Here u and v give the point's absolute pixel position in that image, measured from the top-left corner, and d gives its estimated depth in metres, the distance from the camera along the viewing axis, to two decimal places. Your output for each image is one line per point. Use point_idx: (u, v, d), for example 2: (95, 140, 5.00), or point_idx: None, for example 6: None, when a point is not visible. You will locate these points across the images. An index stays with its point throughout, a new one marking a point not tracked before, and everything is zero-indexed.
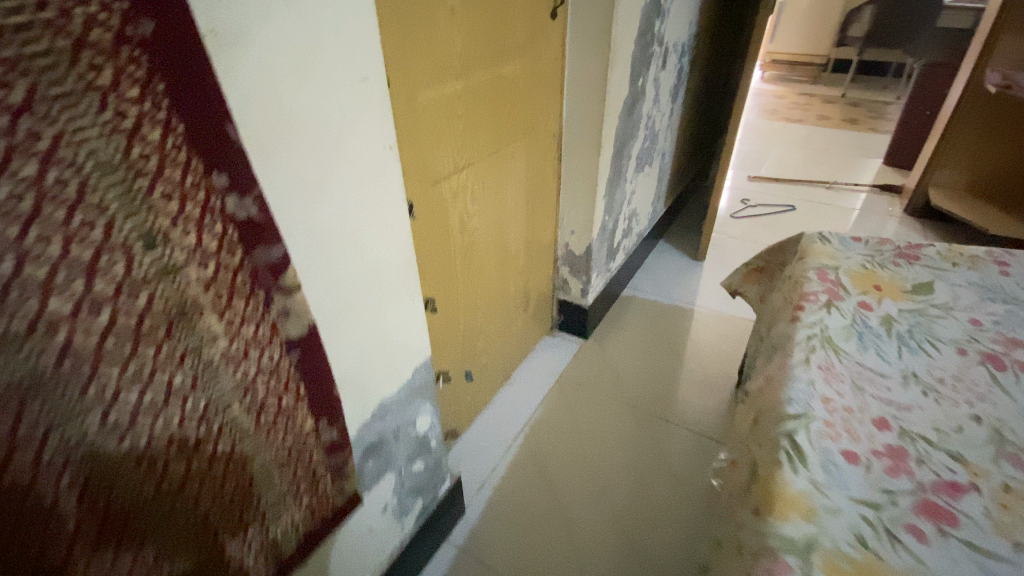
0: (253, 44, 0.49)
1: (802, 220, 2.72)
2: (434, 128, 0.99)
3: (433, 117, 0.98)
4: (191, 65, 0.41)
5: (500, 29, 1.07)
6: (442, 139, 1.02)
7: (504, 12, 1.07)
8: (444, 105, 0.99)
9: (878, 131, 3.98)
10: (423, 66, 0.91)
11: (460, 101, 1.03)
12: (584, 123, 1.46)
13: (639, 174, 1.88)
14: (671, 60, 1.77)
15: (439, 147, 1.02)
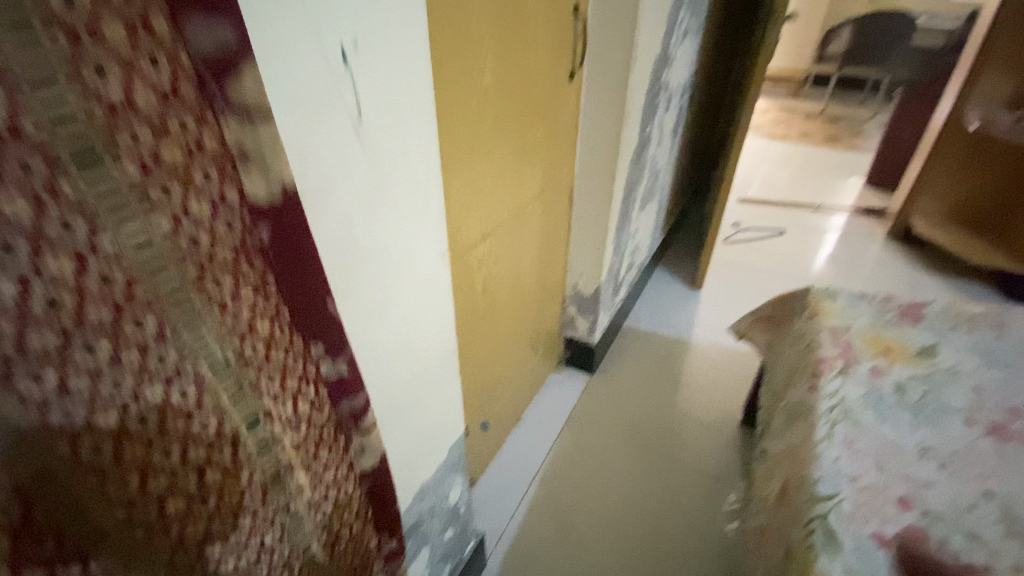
0: (335, 199, 0.49)
1: (791, 244, 2.80)
2: (464, 202, 0.99)
3: (464, 193, 0.98)
4: (300, 255, 0.41)
5: (524, 96, 1.08)
6: (471, 210, 1.03)
7: (529, 80, 1.08)
8: (474, 179, 1.00)
9: (858, 149, 4.12)
10: (456, 147, 0.91)
11: (487, 172, 1.04)
12: (597, 173, 1.48)
13: (642, 212, 1.92)
14: (674, 101, 1.81)
15: (467, 218, 1.03)
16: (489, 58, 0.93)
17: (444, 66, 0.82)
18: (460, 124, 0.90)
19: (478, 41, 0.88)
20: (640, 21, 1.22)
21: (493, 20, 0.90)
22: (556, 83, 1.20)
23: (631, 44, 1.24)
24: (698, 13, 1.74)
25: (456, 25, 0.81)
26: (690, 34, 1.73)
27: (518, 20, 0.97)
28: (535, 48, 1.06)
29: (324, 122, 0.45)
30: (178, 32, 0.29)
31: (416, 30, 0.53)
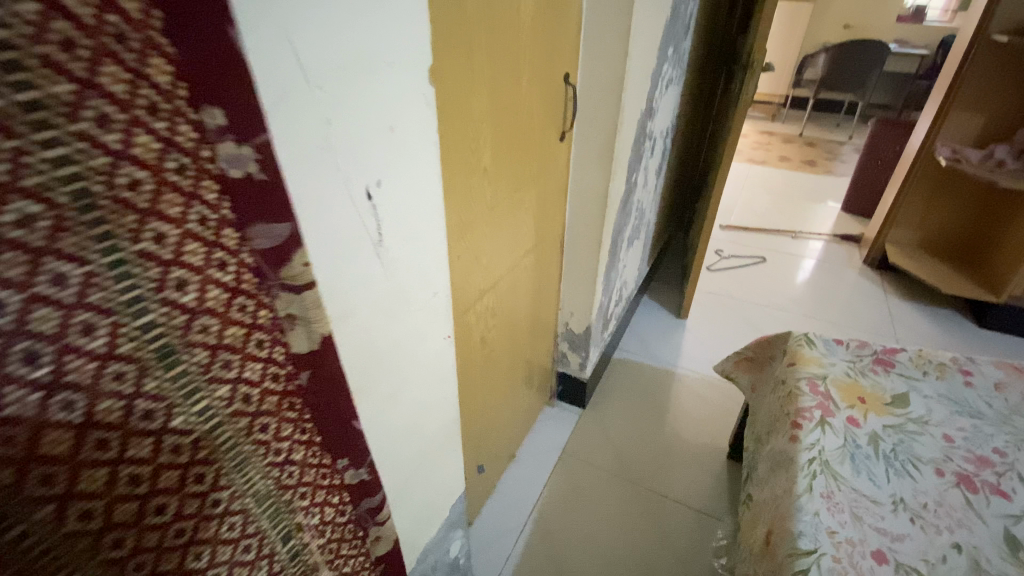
0: (356, 317, 0.53)
1: (773, 271, 2.90)
2: (464, 268, 1.04)
3: (464, 260, 1.03)
4: (331, 387, 0.46)
5: (518, 161, 1.14)
6: (470, 275, 1.07)
7: (523, 146, 1.14)
8: (474, 246, 1.05)
9: (834, 173, 4.28)
10: (459, 219, 0.96)
11: (485, 238, 1.09)
12: (587, 220, 1.54)
13: (630, 249, 1.99)
14: (658, 146, 1.90)
15: (467, 282, 1.07)
16: (488, 135, 0.98)
17: (447, 151, 0.87)
18: (462, 198, 0.95)
19: (478, 122, 0.94)
20: (627, 86, 1.29)
21: (491, 100, 0.96)
22: (547, 143, 1.26)
23: (619, 106, 1.31)
24: (680, 64, 1.83)
25: (459, 113, 0.87)
26: (673, 84, 1.82)
27: (513, 96, 1.04)
28: (528, 117, 1.12)
29: (354, 255, 0.50)
30: (244, 238, 0.36)
31: (431, 153, 0.59)
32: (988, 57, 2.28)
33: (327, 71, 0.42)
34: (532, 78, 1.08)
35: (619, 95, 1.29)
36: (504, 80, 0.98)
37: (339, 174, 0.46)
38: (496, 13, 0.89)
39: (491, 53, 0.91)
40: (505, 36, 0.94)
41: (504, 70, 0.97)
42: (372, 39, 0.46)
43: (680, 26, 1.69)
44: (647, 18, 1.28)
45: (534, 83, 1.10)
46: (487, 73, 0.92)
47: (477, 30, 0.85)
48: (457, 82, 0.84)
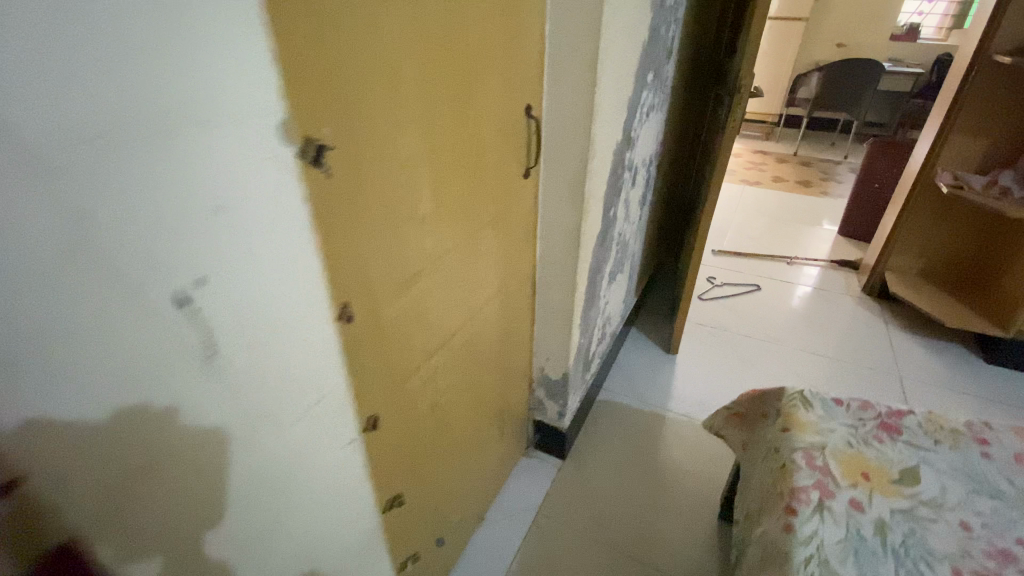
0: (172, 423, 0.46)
1: (768, 300, 2.75)
2: (403, 331, 0.89)
3: (403, 323, 0.88)
4: None
5: (471, 206, 1.01)
6: (412, 337, 0.93)
7: (477, 189, 1.01)
8: (415, 305, 0.90)
9: (830, 194, 4.17)
10: (392, 279, 0.82)
11: (431, 295, 0.95)
12: (560, 261, 1.41)
13: (612, 284, 1.85)
14: (640, 176, 1.77)
15: (408, 346, 0.92)
16: (429, 180, 0.85)
17: (374, 205, 0.73)
18: (396, 255, 0.81)
19: (415, 166, 0.80)
20: (597, 118, 1.17)
21: (432, 140, 0.83)
22: (508, 181, 1.13)
23: (589, 140, 1.19)
24: (662, 89, 1.72)
25: (386, 158, 0.73)
26: (655, 110, 1.71)
27: (462, 134, 0.91)
28: (482, 156, 0.99)
29: (152, 351, 0.42)
30: None
31: (279, 218, 0.53)
32: (988, 80, 2.18)
33: (99, 143, 0.36)
34: (484, 113, 0.96)
35: (588, 129, 1.17)
36: (449, 118, 0.85)
37: (108, 269, 0.38)
38: (430, 43, 0.76)
39: (428, 88, 0.78)
40: (445, 67, 0.81)
41: (444, 107, 0.84)
42: (183, 112, 0.41)
43: (660, 50, 1.57)
44: (618, 44, 1.16)
45: (488, 120, 0.97)
46: (423, 110, 0.79)
47: (404, 62, 0.72)
48: (380, 124, 0.70)
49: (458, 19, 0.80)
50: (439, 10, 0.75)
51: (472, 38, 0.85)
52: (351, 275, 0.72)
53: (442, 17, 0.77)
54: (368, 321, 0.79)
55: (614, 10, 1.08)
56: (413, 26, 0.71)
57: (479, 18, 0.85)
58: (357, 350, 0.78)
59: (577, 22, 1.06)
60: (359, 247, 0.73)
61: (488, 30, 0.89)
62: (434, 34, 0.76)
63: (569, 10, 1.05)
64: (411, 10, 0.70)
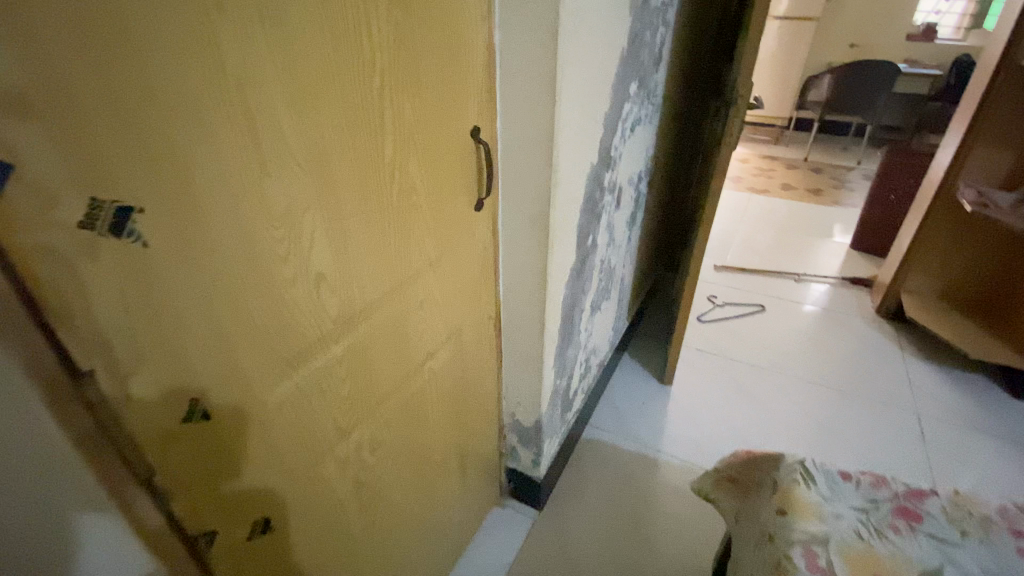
0: None
1: (773, 323, 2.55)
2: (302, 411, 0.73)
3: (299, 402, 0.72)
4: None
5: (400, 250, 0.83)
6: (317, 416, 0.76)
7: (407, 229, 0.84)
8: (317, 378, 0.74)
9: (842, 203, 3.94)
10: (274, 353, 0.66)
11: (345, 361, 0.78)
12: (525, 299, 1.23)
13: (595, 315, 1.67)
14: (625, 196, 1.60)
15: (312, 427, 0.75)
16: (328, 229, 0.68)
17: (233, 270, 0.57)
18: (280, 324, 0.65)
19: (303, 214, 0.63)
20: (559, 141, 1.00)
21: (328, 180, 0.65)
22: (452, 215, 0.96)
23: (551, 167, 1.02)
24: (649, 100, 1.54)
25: (249, 210, 0.57)
26: (641, 124, 1.53)
27: (377, 167, 0.73)
28: (411, 191, 0.82)
29: None
30: None
31: None
32: (1016, 86, 1.97)
33: None
34: (412, 140, 0.78)
35: (548, 154, 1.00)
36: (354, 150, 0.68)
37: None
38: (311, 57, 0.59)
39: (316, 115, 0.61)
40: (341, 88, 0.64)
41: (348, 140, 0.67)
42: None
43: (645, 57, 1.40)
44: (581, 54, 0.99)
45: (417, 147, 0.80)
46: (310, 145, 0.62)
47: (266, 86, 0.55)
48: (231, 169, 0.54)
49: (356, 27, 0.63)
50: (320, 17, 0.59)
51: (382, 51, 0.68)
52: (200, 361, 0.56)
53: (326, 25, 0.59)
54: (237, 410, 0.63)
55: (574, 15, 0.91)
56: (278, 39, 0.55)
57: (390, 26, 0.68)
58: (223, 447, 0.62)
59: (526, 28, 0.89)
60: (209, 326, 0.56)
61: (406, 41, 0.72)
62: (316, 46, 0.59)
63: (519, 14, 0.88)
64: (271, 18, 0.53)
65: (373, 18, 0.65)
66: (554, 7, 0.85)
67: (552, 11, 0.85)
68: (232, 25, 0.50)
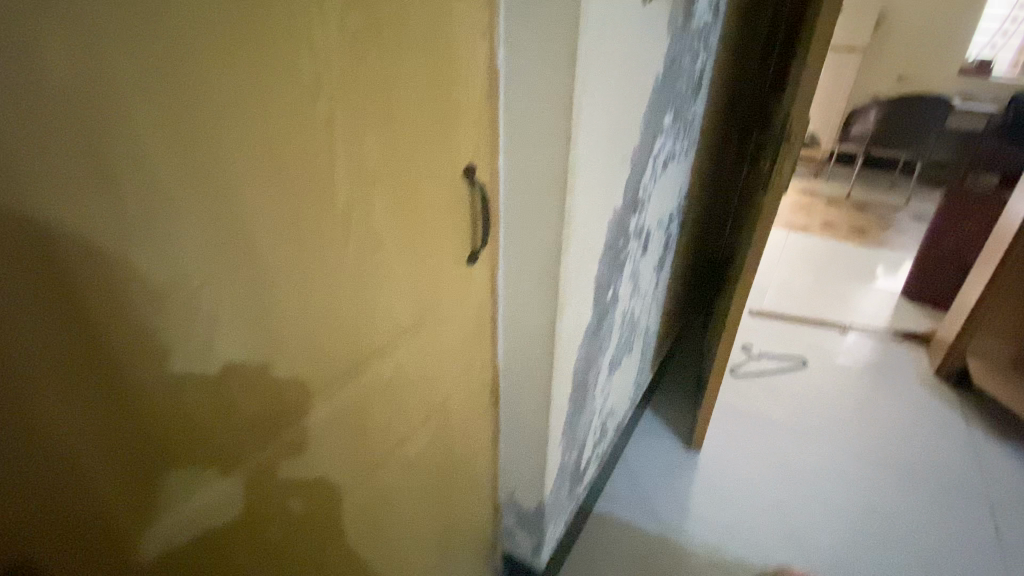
0: None
1: (816, 380, 2.28)
2: (218, 508, 0.57)
3: (208, 501, 0.55)
4: None
5: (353, 317, 0.66)
6: (236, 512, 0.59)
7: (363, 292, 0.66)
8: (228, 472, 0.57)
9: (889, 246, 3.64)
10: (164, 451, 0.50)
11: (276, 443, 0.62)
12: (529, 367, 1.03)
13: (614, 375, 1.45)
14: (654, 241, 1.39)
15: (231, 526, 0.59)
16: (237, 291, 0.51)
17: (94, 353, 0.42)
18: (168, 413, 0.49)
19: (194, 278, 0.47)
20: (575, 185, 0.81)
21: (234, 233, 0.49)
22: (432, 270, 0.78)
23: (564, 214, 0.83)
24: (685, 134, 1.34)
25: (101, 274, 0.40)
26: (675, 160, 1.33)
27: (317, 218, 0.57)
28: (371, 244, 0.65)
29: None
30: None
31: None
32: None
33: None
34: (372, 183, 0.62)
35: (563, 200, 0.81)
36: (277, 195, 0.52)
37: None
38: (210, 70, 0.43)
39: (218, 149, 0.45)
40: (257, 117, 0.47)
41: (268, 184, 0.51)
42: None
43: (684, 85, 1.21)
44: (608, 80, 0.80)
45: (382, 191, 0.63)
46: (205, 188, 0.45)
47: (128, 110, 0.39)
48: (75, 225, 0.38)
49: (285, 37, 0.47)
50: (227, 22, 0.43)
51: (325, 68, 0.52)
52: (38, 480, 0.41)
53: (238, 33, 0.44)
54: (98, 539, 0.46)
55: (599, 34, 0.73)
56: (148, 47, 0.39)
57: (341, 37, 0.52)
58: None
59: (540, 47, 0.71)
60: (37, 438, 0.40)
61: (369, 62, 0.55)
62: (218, 58, 0.43)
63: (531, 28, 0.70)
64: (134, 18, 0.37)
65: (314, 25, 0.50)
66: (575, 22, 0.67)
67: (573, 28, 0.68)
68: (64, 23, 0.34)
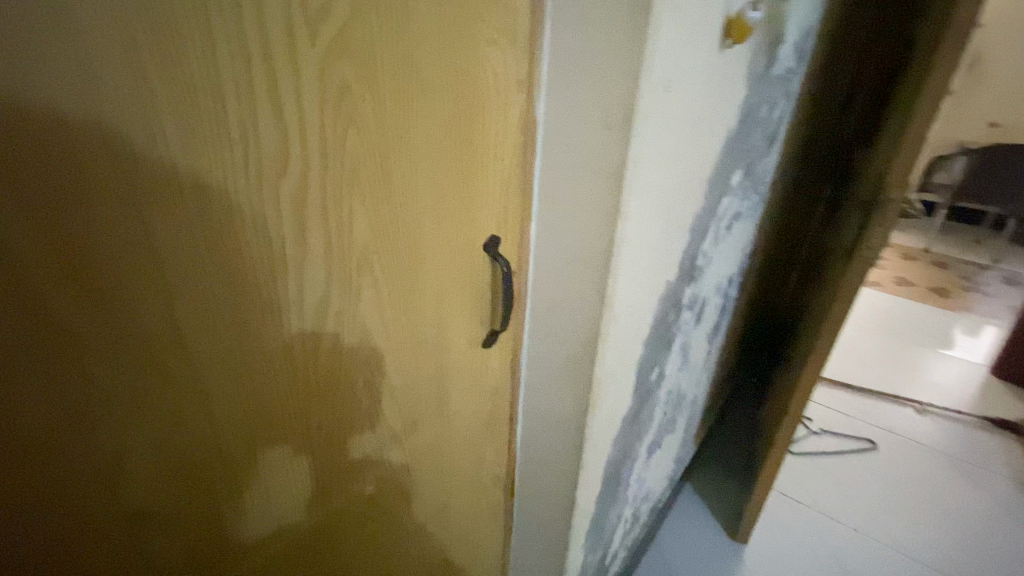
0: None
1: (889, 469, 1.98)
2: (286, 484, 0.57)
3: (254, 506, 0.55)
4: None
5: (315, 413, 0.56)
6: (295, 498, 0.59)
7: (332, 386, 0.55)
8: (266, 475, 0.55)
9: (976, 310, 3.25)
10: (181, 477, 0.46)
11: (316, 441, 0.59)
12: (550, 463, 0.87)
13: (653, 457, 1.26)
14: (710, 309, 1.21)
15: (293, 508, 0.60)
16: (191, 365, 0.42)
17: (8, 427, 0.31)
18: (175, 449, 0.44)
19: (136, 366, 0.39)
20: (619, 263, 0.67)
21: (173, 311, 0.39)
22: (429, 356, 0.64)
23: (603, 294, 0.68)
24: (754, 190, 1.17)
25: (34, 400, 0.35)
26: (740, 219, 1.15)
27: (276, 297, 0.45)
28: (344, 333, 0.53)
29: None
30: None
31: None
32: None
33: None
34: (354, 264, 0.50)
35: (605, 279, 0.67)
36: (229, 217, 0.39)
37: None
38: (94, 142, 0.31)
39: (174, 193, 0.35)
40: (180, 184, 0.36)
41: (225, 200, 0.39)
42: None
43: (758, 137, 1.04)
44: (668, 139, 0.66)
45: (367, 273, 0.51)
46: (120, 273, 0.36)
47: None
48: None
49: (230, 94, 0.36)
50: (103, 73, 0.30)
51: (293, 130, 0.40)
52: None
53: (133, 86, 0.32)
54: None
55: (664, 86, 0.59)
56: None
57: (319, 92, 0.40)
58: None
59: (584, 98, 0.57)
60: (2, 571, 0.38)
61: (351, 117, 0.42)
62: (100, 118, 0.31)
63: (578, 76, 0.56)
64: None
65: (278, 77, 0.38)
66: (633, 72, 0.53)
67: (632, 77, 0.53)
68: None
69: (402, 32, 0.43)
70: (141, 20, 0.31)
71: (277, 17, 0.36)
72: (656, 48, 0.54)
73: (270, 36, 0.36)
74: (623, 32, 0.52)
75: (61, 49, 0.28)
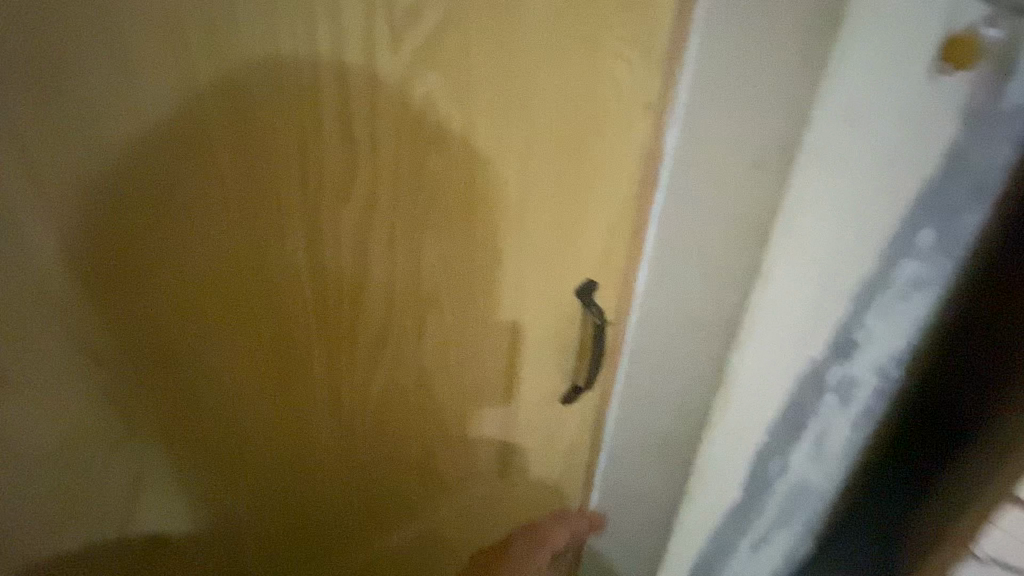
0: None
1: None
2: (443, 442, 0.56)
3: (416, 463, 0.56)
4: None
5: (364, 447, 0.52)
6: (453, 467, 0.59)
7: (376, 426, 0.51)
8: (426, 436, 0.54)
9: None
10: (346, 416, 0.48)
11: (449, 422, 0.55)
12: (628, 543, 0.74)
13: (761, 549, 1.06)
14: (865, 390, 0.97)
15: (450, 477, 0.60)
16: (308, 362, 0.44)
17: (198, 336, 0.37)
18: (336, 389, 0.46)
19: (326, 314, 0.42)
20: (749, 335, 0.54)
21: (256, 333, 0.41)
22: (495, 407, 0.57)
23: (720, 369, 0.55)
24: (950, 250, 0.91)
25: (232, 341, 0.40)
26: (925, 284, 0.91)
27: (336, 334, 0.43)
28: (403, 362, 0.48)
29: None
30: None
31: None
32: None
33: None
34: (414, 299, 0.44)
35: (723, 349, 0.54)
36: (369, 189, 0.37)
37: None
38: (157, 184, 0.32)
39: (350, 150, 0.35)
40: (233, 220, 0.35)
41: (362, 175, 0.37)
42: None
43: (966, 185, 0.80)
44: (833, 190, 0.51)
45: (433, 307, 0.46)
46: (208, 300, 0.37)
47: (55, 267, 0.32)
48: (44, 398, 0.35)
49: (293, 107, 0.33)
50: (160, 117, 0.30)
51: (362, 147, 0.36)
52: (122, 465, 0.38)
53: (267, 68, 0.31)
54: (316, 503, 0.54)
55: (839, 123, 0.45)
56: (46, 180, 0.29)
57: (395, 105, 0.35)
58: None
59: (728, 128, 0.45)
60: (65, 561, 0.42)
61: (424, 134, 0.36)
62: (161, 163, 0.31)
63: (724, 101, 0.44)
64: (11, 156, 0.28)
65: (350, 87, 0.33)
66: (804, 98, 0.41)
67: (796, 106, 0.41)
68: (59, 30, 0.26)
69: (512, 45, 0.36)
70: (200, 33, 0.29)
71: (355, 19, 0.31)
72: (842, 70, 0.40)
73: (344, 45, 0.32)
74: (794, 48, 0.40)
75: (125, 93, 0.29)
